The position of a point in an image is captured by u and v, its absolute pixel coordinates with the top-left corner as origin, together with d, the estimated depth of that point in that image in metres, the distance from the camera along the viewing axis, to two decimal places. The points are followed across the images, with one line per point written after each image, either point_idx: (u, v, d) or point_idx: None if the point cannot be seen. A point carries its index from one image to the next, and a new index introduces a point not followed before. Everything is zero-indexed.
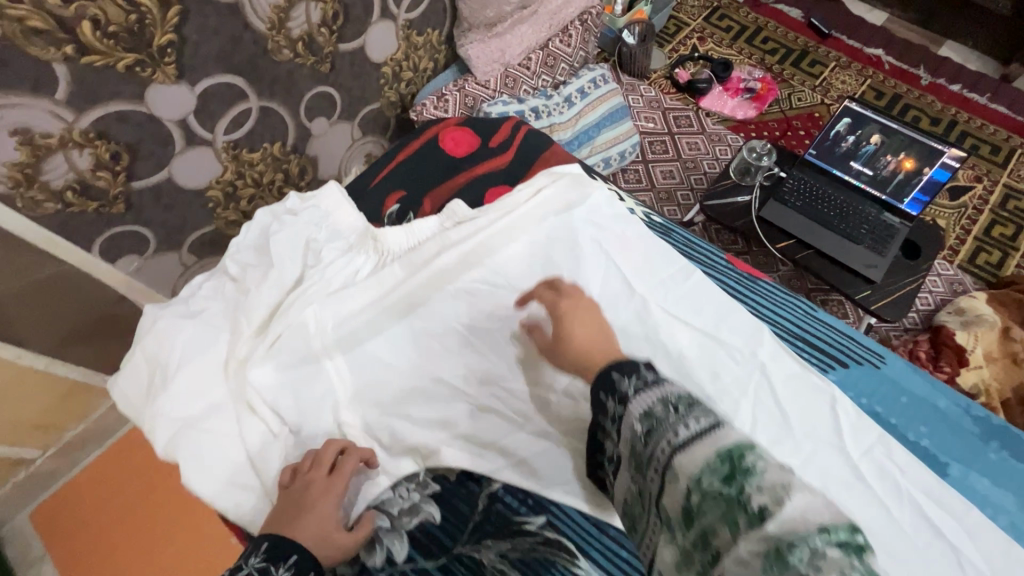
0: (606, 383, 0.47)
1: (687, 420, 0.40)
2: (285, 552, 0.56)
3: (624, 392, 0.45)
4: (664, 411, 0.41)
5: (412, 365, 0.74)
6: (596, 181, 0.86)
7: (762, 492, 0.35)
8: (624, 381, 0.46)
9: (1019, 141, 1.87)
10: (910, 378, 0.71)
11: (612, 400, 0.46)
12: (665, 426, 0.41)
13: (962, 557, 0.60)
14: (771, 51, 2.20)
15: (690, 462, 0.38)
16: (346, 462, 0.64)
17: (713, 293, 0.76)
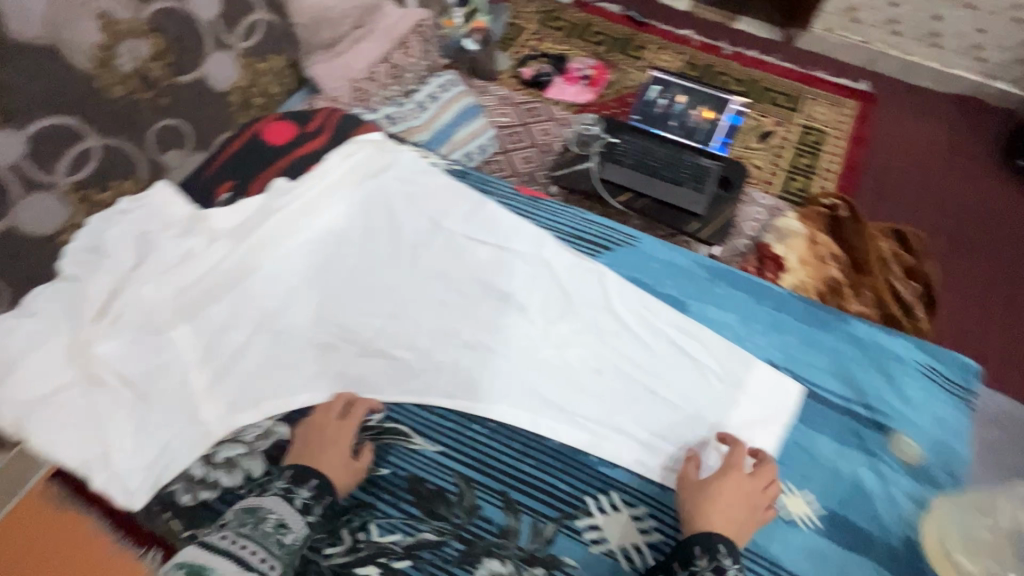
0: (703, 545, 0.63)
1: None
2: (303, 478, 0.67)
3: (720, 563, 0.62)
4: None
5: (256, 319, 0.83)
6: (399, 145, 1.00)
7: None
8: (725, 557, 0.62)
9: (805, 88, 2.17)
10: (658, 248, 0.90)
11: (705, 558, 0.62)
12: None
13: (701, 363, 0.79)
14: (600, 42, 2.49)
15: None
16: (358, 409, 0.76)
17: (504, 215, 0.93)
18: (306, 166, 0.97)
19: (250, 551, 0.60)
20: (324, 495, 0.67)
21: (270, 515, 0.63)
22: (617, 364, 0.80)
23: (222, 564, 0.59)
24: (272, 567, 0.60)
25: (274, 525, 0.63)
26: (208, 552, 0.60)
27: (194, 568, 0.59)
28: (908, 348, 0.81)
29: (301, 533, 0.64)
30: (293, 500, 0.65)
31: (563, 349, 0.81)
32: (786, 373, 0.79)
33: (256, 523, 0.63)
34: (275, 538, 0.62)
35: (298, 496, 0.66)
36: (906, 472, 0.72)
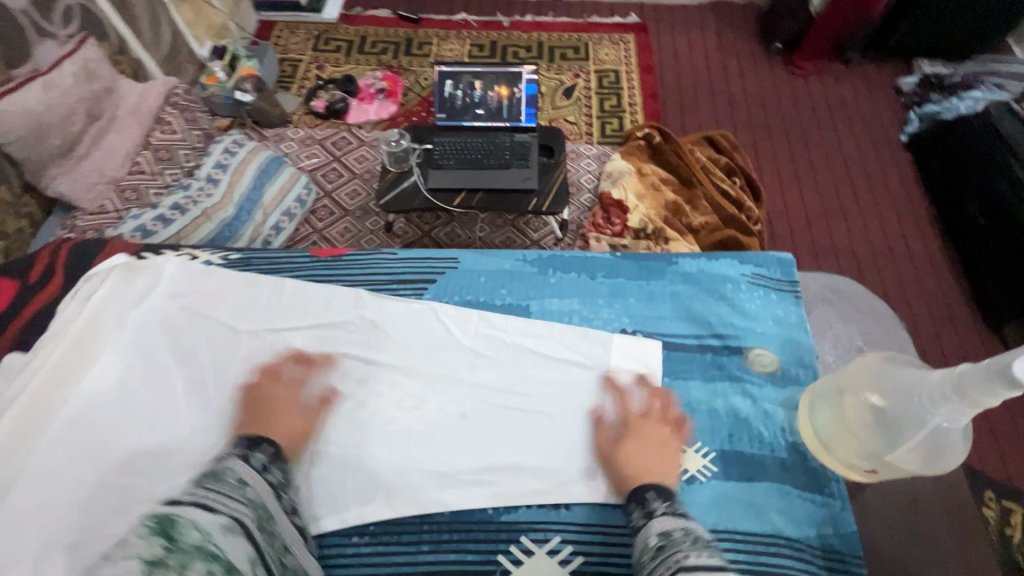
0: (636, 497, 0.64)
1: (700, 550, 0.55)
2: (260, 442, 0.65)
3: (653, 510, 0.62)
4: (680, 534, 0.57)
5: (34, 552, 0.60)
6: (159, 258, 0.84)
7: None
8: (656, 501, 0.63)
9: (585, 37, 2.74)
10: (480, 260, 0.85)
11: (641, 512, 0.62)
12: (677, 546, 0.56)
13: (559, 361, 0.76)
14: (382, 51, 2.66)
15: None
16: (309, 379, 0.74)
17: (308, 289, 0.81)
18: (43, 324, 0.77)
19: (219, 500, 0.56)
20: (280, 461, 0.65)
21: (234, 472, 0.60)
22: (481, 400, 0.74)
23: (196, 513, 0.53)
24: (240, 510, 0.57)
25: (237, 479, 0.60)
26: (179, 505, 0.54)
27: (165, 516, 0.52)
28: (732, 266, 0.84)
29: (263, 491, 0.61)
30: (252, 460, 0.63)
31: (420, 408, 0.73)
32: (640, 335, 0.78)
33: (220, 479, 0.59)
34: (243, 490, 0.59)
35: (255, 460, 0.63)
36: (770, 382, 0.75)
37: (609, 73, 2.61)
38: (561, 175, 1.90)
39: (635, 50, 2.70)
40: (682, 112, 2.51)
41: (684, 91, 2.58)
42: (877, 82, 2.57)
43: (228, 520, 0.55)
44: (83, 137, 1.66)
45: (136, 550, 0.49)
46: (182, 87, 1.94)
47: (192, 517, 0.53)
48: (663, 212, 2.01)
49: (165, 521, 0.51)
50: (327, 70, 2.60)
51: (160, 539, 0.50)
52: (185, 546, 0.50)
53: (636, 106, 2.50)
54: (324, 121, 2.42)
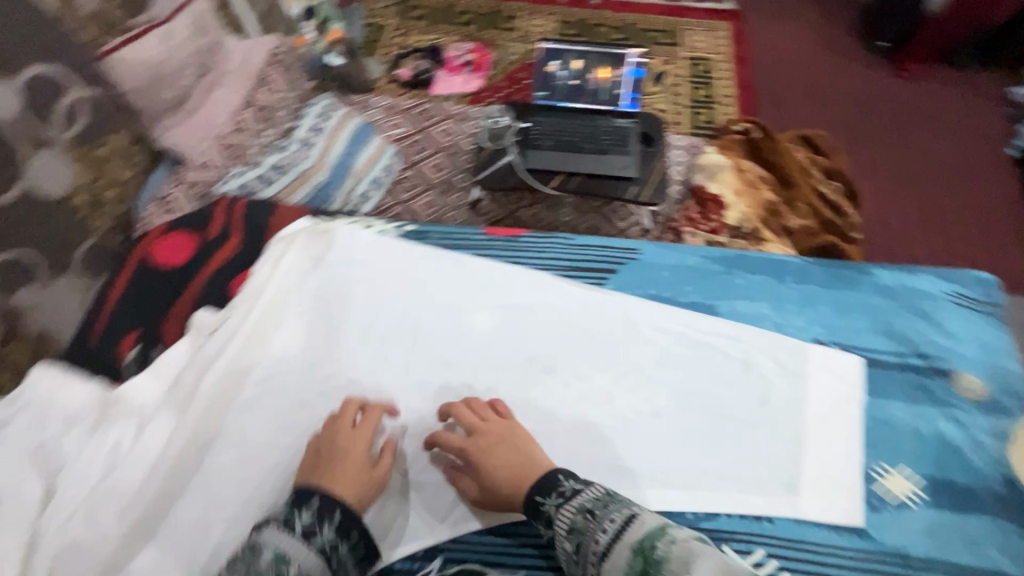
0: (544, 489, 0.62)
1: (607, 528, 0.57)
2: (328, 508, 0.60)
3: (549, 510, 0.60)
4: (589, 523, 0.58)
5: (245, 499, 0.63)
6: (333, 222, 0.82)
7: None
8: (547, 499, 0.61)
9: (678, 21, 2.63)
10: (662, 252, 0.82)
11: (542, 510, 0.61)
12: (589, 535, 0.57)
13: (750, 366, 0.73)
14: (468, 22, 2.60)
15: (613, 565, 0.55)
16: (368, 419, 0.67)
17: (488, 268, 0.79)
18: (228, 280, 0.78)
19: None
20: (329, 512, 0.60)
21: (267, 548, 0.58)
22: (672, 399, 0.71)
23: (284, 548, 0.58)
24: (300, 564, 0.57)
25: (272, 561, 0.57)
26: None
27: None
28: (934, 282, 0.79)
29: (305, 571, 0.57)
30: (294, 529, 0.59)
31: (609, 404, 0.70)
32: (835, 347, 0.74)
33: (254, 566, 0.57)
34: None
35: (322, 531, 0.59)
36: (978, 409, 0.71)
37: (701, 61, 2.51)
38: (662, 165, 1.85)
39: (730, 39, 2.59)
40: (776, 108, 2.41)
41: (780, 85, 2.47)
42: (988, 91, 2.44)
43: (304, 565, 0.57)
44: (193, 90, 1.66)
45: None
46: (283, 45, 1.92)
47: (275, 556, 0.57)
48: (761, 212, 1.92)
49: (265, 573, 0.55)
50: (412, 38, 2.55)
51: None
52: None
53: (729, 98, 2.41)
54: (409, 90, 2.39)
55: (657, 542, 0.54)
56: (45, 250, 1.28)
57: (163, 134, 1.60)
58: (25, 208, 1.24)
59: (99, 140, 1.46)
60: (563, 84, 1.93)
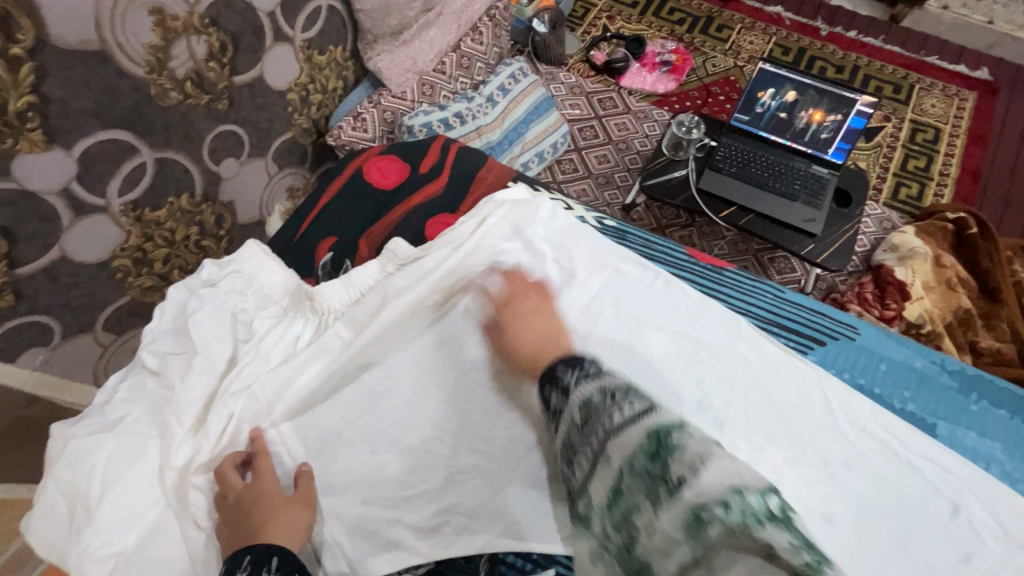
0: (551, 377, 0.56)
1: (623, 406, 0.48)
2: None
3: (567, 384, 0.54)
4: (601, 399, 0.49)
5: (394, 431, 0.66)
6: (540, 195, 0.81)
7: (682, 465, 0.43)
8: (567, 374, 0.54)
9: (914, 77, 2.31)
10: (883, 344, 0.72)
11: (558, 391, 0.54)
12: (600, 413, 0.49)
13: (964, 511, 0.60)
14: (679, 21, 2.47)
15: (620, 442, 0.46)
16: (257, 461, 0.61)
17: (686, 293, 0.74)
18: (426, 220, 0.80)
19: None
20: None
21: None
22: (856, 512, 0.60)
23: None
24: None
25: None
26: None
27: None
28: None
29: None
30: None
31: (780, 486, 0.62)
32: None
33: None
34: None
35: None
36: None
37: (928, 128, 2.19)
38: (853, 230, 1.65)
39: (972, 112, 2.23)
40: (1004, 205, 2.05)
41: (1017, 181, 2.10)
42: None
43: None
44: (414, 23, 1.72)
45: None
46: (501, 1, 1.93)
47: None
48: (949, 316, 1.66)
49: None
50: (616, 24, 2.48)
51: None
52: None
53: (948, 178, 2.09)
54: (597, 75, 2.33)
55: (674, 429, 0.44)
56: (255, 132, 1.41)
57: (371, 55, 1.66)
58: (254, 90, 1.36)
59: (325, 48, 1.57)
60: (769, 113, 1.73)
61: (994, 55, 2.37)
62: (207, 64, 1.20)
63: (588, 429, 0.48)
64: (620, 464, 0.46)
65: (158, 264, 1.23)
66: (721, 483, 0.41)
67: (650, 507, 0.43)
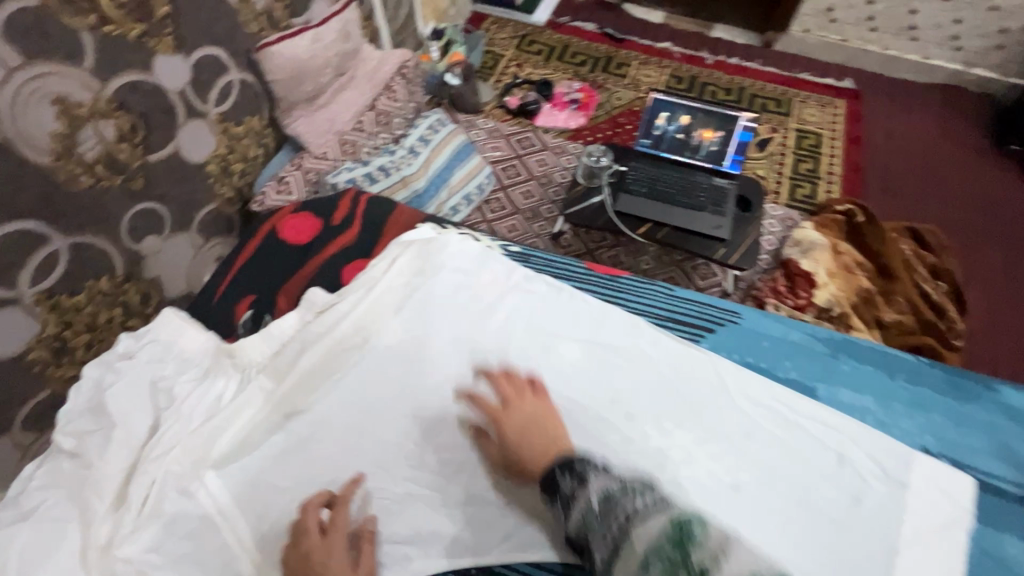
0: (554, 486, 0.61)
1: (638, 498, 0.53)
2: None
3: (572, 484, 0.59)
4: (618, 492, 0.54)
5: (325, 472, 0.67)
6: (447, 233, 0.87)
7: (703, 554, 0.46)
8: (566, 479, 0.60)
9: (792, 92, 2.60)
10: (763, 323, 0.81)
11: (566, 485, 0.59)
12: (621, 502, 0.53)
13: (846, 459, 0.68)
14: (581, 63, 2.69)
15: (642, 530, 0.50)
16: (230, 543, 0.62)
17: (588, 302, 0.80)
18: (342, 267, 0.84)
19: None
20: None
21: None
22: (760, 477, 0.66)
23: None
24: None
25: None
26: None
27: None
28: None
29: None
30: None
31: (690, 465, 0.67)
32: (946, 462, 0.68)
33: None
34: None
35: None
36: None
37: (811, 135, 2.45)
38: (757, 232, 1.80)
39: (844, 117, 2.52)
40: (885, 193, 2.30)
41: (892, 171, 2.37)
42: None
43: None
44: (328, 88, 1.80)
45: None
46: (412, 60, 2.06)
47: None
48: (853, 297, 1.83)
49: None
50: (525, 70, 2.67)
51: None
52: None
53: (835, 175, 2.33)
54: (513, 117, 2.49)
55: (694, 523, 0.49)
56: (176, 206, 1.42)
57: (289, 121, 1.72)
58: (171, 166, 1.39)
59: (241, 119, 1.61)
60: (668, 136, 1.95)
61: (854, 67, 2.71)
62: (119, 145, 1.22)
63: (614, 523, 0.52)
64: (640, 553, 0.49)
65: (80, 350, 1.20)
66: (743, 566, 0.45)
67: None
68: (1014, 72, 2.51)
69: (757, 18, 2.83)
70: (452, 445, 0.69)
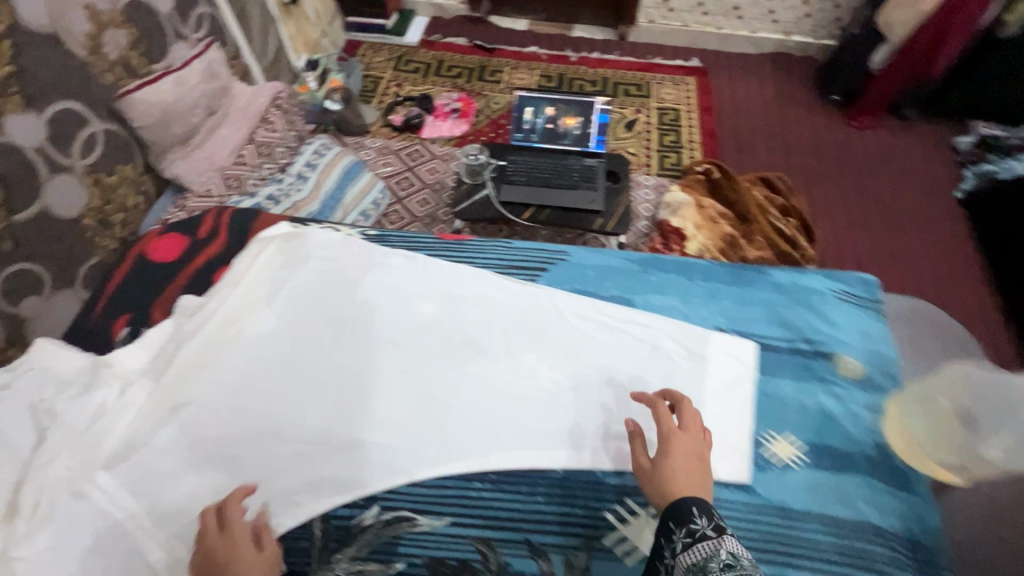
0: (677, 518, 0.57)
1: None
2: None
3: (695, 527, 0.56)
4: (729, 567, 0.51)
5: (214, 449, 0.74)
6: (307, 227, 0.96)
7: None
8: (699, 519, 0.56)
9: (648, 76, 2.89)
10: (589, 256, 0.95)
11: (682, 528, 0.56)
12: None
13: (657, 347, 0.84)
14: (457, 75, 2.86)
15: None
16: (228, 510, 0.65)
17: (439, 265, 0.92)
18: (211, 273, 0.91)
19: None
20: None
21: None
22: (592, 377, 0.81)
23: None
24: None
25: None
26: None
27: None
28: (822, 281, 0.92)
29: None
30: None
31: (535, 377, 0.82)
32: (734, 335, 0.86)
33: None
34: None
35: None
36: (856, 387, 0.80)
37: (669, 111, 2.74)
38: (627, 200, 2.01)
39: (696, 92, 2.83)
40: (739, 152, 2.61)
41: (741, 132, 2.69)
42: (933, 140, 2.66)
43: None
44: (201, 127, 1.84)
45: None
46: (285, 91, 2.13)
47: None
48: (719, 243, 2.07)
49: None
50: (405, 88, 2.80)
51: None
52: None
53: (695, 143, 2.61)
54: (400, 133, 2.61)
55: None
56: (53, 262, 1.41)
57: (166, 164, 1.75)
58: (41, 223, 1.38)
59: (113, 168, 1.62)
60: (539, 128, 2.13)
61: (698, 48, 3.05)
62: None
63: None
64: None
65: None
66: None
67: None
68: (825, 35, 2.92)
69: (610, 15, 3.12)
70: (329, 403, 0.78)
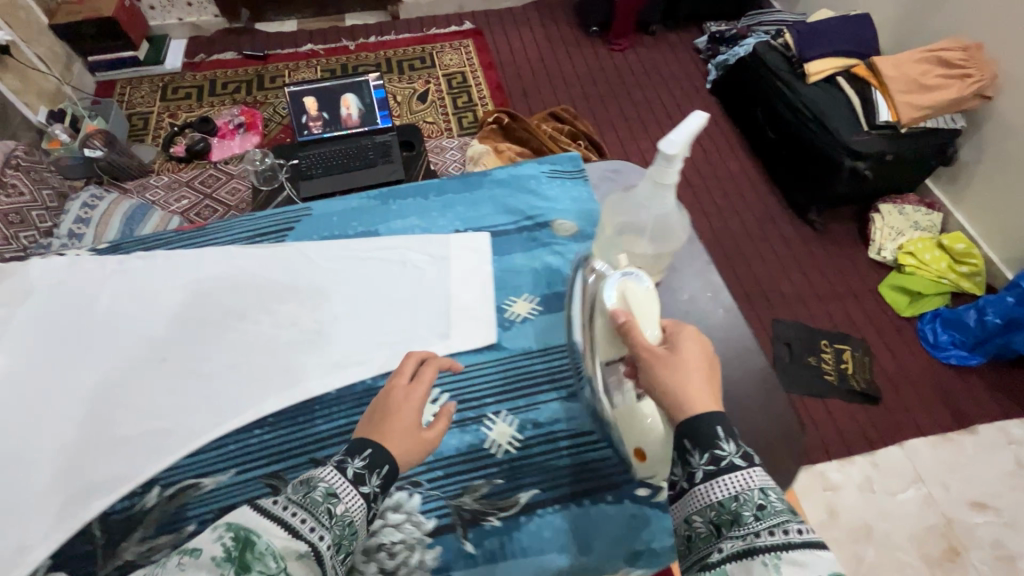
0: (695, 437, 0.55)
1: (761, 516, 0.49)
2: None
3: (701, 460, 0.54)
4: (733, 498, 0.51)
5: None
6: (23, 261, 0.91)
7: (749, 537, 0.48)
8: (696, 453, 0.54)
9: (427, 46, 2.98)
10: (331, 205, 1.00)
11: (698, 458, 0.54)
12: (731, 502, 0.51)
13: (405, 262, 0.93)
14: (235, 90, 2.74)
15: (735, 536, 0.49)
16: (426, 370, 0.70)
17: (182, 255, 0.92)
18: None
19: None
20: None
21: (321, 482, 0.58)
22: (351, 305, 0.88)
23: (274, 531, 0.52)
24: (322, 537, 0.54)
25: None
26: (260, 516, 0.53)
27: None
28: (535, 167, 1.06)
29: None
30: (346, 471, 0.59)
31: (298, 322, 0.86)
32: (470, 232, 0.97)
33: None
34: None
35: None
36: (572, 241, 0.96)
37: (455, 74, 2.86)
38: (425, 163, 2.10)
39: (475, 51, 2.97)
40: (527, 97, 2.81)
41: (524, 78, 2.89)
42: (681, 46, 3.06)
43: (306, 548, 0.52)
44: None
45: (205, 567, 0.48)
46: (21, 150, 1.93)
47: (270, 537, 0.52)
48: None
49: (241, 541, 0.50)
50: (180, 117, 2.63)
51: (228, 569, 0.49)
52: (258, 566, 0.49)
53: (486, 97, 2.76)
54: (188, 163, 2.45)
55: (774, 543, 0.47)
56: None
57: None
58: None
59: None
60: (322, 126, 2.10)
61: (468, 11, 3.21)
62: None
63: (693, 488, 0.54)
64: (708, 527, 0.51)
65: None
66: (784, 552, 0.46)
67: (706, 546, 0.51)
68: None
69: None
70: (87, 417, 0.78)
